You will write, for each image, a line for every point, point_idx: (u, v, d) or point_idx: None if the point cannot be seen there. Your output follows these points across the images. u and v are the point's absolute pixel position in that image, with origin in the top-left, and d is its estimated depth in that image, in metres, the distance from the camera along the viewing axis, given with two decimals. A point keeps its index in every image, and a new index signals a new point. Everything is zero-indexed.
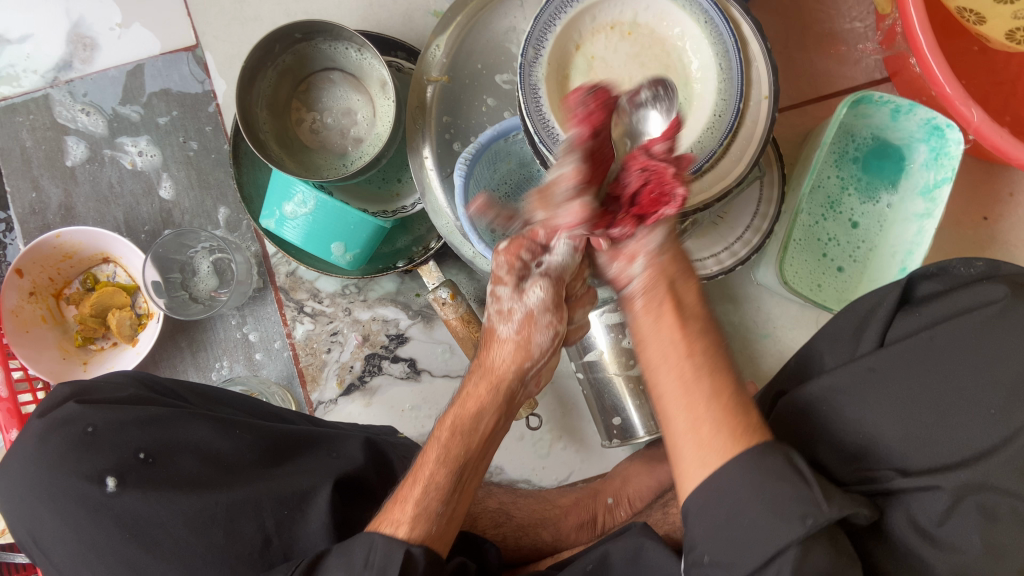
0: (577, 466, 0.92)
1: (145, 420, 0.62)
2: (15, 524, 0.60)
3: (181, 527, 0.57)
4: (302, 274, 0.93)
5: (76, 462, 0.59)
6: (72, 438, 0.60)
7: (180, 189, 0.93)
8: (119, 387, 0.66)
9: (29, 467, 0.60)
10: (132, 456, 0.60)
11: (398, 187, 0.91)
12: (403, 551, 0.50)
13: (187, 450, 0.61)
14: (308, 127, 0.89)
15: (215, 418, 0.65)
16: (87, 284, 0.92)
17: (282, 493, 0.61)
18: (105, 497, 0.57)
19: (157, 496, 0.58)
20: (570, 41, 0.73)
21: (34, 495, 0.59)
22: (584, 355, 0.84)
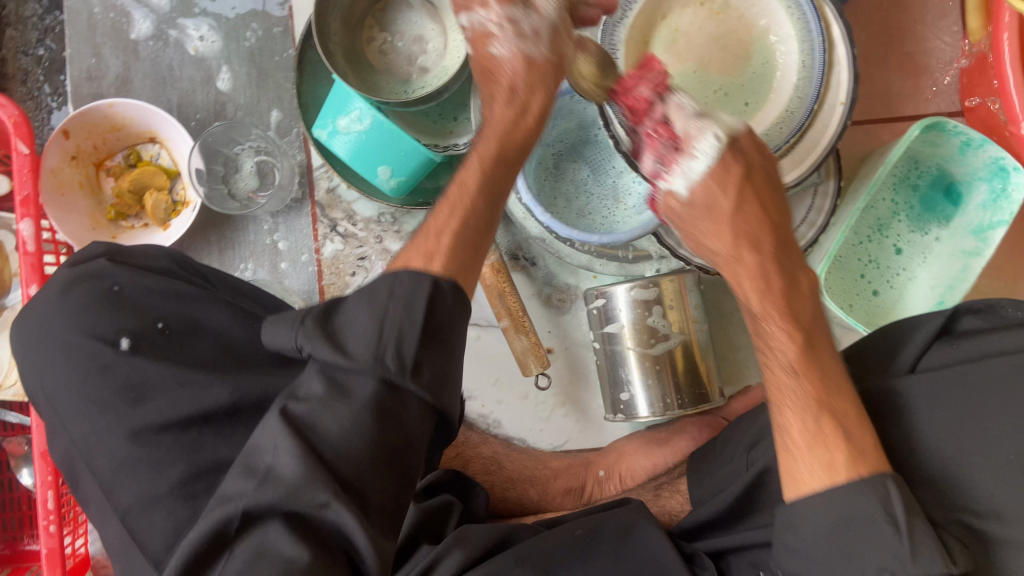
0: (573, 435, 0.92)
1: (170, 294, 0.62)
2: (27, 370, 0.60)
3: (185, 393, 0.57)
4: (340, 193, 0.92)
5: (96, 317, 0.59)
6: (97, 293, 0.61)
7: (238, 84, 0.92)
8: (152, 258, 0.66)
9: (53, 312, 0.60)
10: (150, 324, 0.60)
11: (453, 126, 0.90)
12: (431, 285, 0.51)
13: (204, 331, 0.61)
14: (376, 46, 0.87)
15: (236, 307, 0.64)
16: (130, 161, 0.91)
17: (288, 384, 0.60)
18: (118, 355, 0.58)
19: (168, 365, 0.58)
20: (657, 10, 0.72)
21: (51, 343, 0.59)
22: (605, 325, 0.83)
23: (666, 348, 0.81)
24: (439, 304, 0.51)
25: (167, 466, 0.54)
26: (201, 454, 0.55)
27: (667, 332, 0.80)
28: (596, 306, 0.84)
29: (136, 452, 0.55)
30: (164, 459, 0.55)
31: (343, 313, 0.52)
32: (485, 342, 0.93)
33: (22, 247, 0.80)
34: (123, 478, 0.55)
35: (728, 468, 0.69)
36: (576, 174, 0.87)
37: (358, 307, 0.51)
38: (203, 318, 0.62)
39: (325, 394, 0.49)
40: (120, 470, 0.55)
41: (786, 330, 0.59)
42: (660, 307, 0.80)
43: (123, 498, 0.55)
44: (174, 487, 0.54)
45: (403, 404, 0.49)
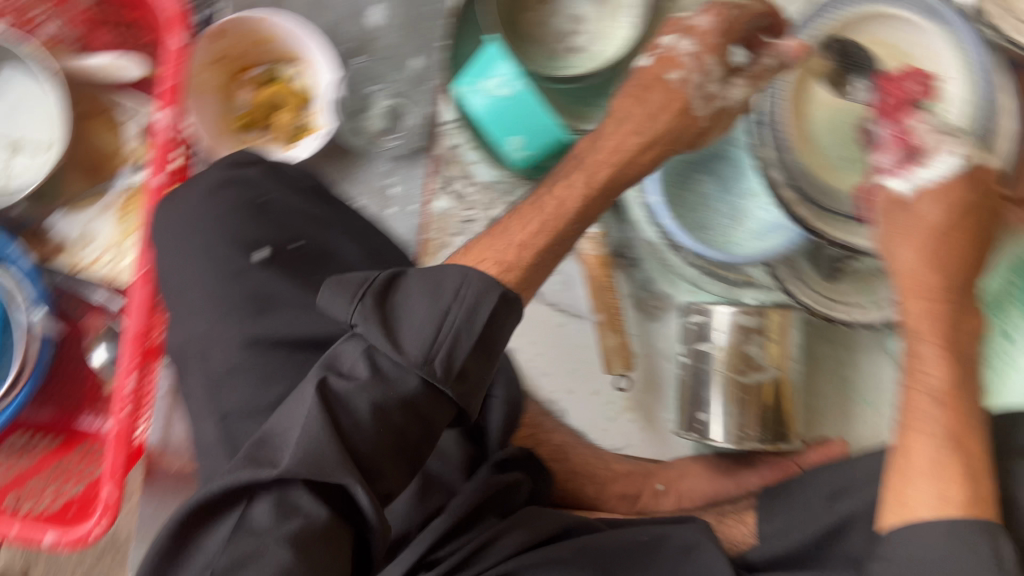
0: (635, 442, 0.92)
1: (311, 217, 0.63)
2: (162, 258, 0.62)
3: (308, 316, 0.57)
4: (462, 153, 0.92)
5: (239, 222, 0.60)
6: (244, 200, 0.61)
7: (390, 22, 0.92)
8: (299, 175, 0.66)
9: (198, 206, 0.61)
10: (287, 241, 0.60)
11: (587, 111, 0.86)
12: (497, 298, 0.51)
13: (336, 260, 0.61)
14: (537, 16, 0.86)
15: (370, 244, 0.64)
16: (269, 76, 0.91)
17: None
18: (251, 263, 0.58)
19: (298, 285, 0.58)
20: (831, 46, 0.75)
21: (190, 238, 0.60)
22: (698, 343, 0.82)
23: (757, 380, 0.80)
24: (501, 316, 0.51)
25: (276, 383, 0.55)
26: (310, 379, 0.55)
27: (763, 364, 0.80)
28: (694, 321, 0.83)
29: (253, 361, 0.56)
30: (274, 376, 0.55)
31: (403, 293, 0.51)
32: (569, 331, 0.92)
33: (155, 135, 0.81)
34: (233, 381, 0.56)
35: (802, 510, 0.69)
36: (701, 187, 0.86)
37: (418, 295, 0.50)
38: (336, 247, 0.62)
39: (368, 378, 0.49)
40: (233, 373, 0.56)
41: (937, 357, 0.62)
42: (761, 339, 0.79)
43: (230, 400, 0.56)
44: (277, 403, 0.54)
45: (435, 401, 0.50)
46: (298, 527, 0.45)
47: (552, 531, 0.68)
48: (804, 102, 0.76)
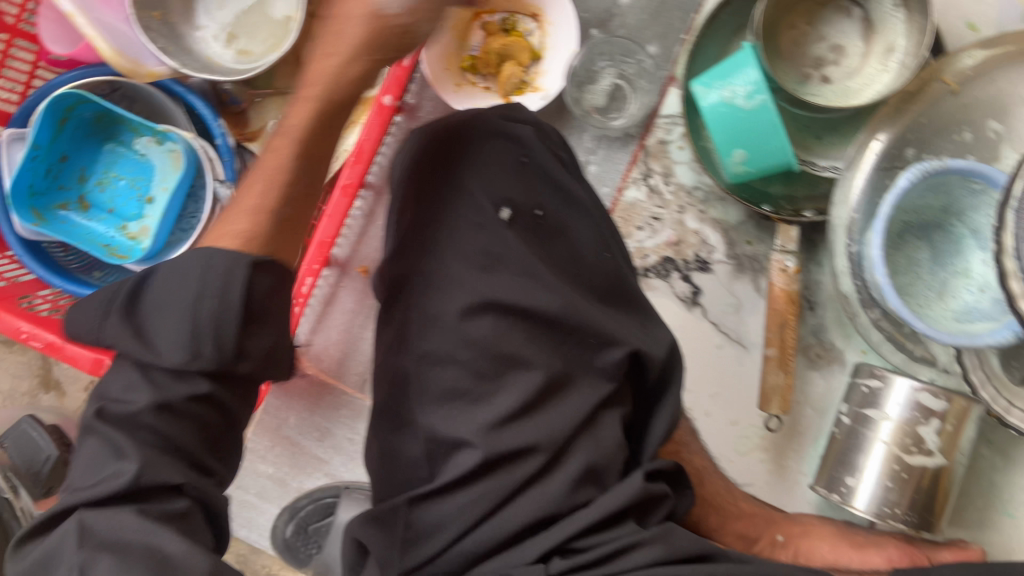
0: (759, 483, 0.90)
1: (560, 192, 0.65)
2: (407, 186, 0.65)
3: (526, 287, 0.59)
4: (670, 149, 0.90)
5: (494, 176, 0.63)
6: (507, 158, 0.64)
7: (636, 3, 0.90)
8: (557, 142, 0.67)
9: (462, 147, 0.65)
10: (531, 207, 0.63)
11: (812, 144, 0.87)
12: (247, 267, 0.55)
13: (570, 239, 0.64)
14: (795, 34, 0.84)
15: (604, 232, 0.65)
16: (506, 24, 0.91)
17: (604, 323, 0.60)
18: (495, 219, 0.62)
19: (526, 252, 0.61)
20: None
21: (447, 176, 0.64)
22: (864, 407, 0.80)
23: (922, 463, 0.77)
24: (256, 284, 0.55)
25: (475, 343, 0.58)
26: (505, 343, 0.58)
27: (933, 449, 0.77)
28: (868, 385, 0.81)
29: (462, 319, 0.59)
30: (477, 337, 0.58)
31: (148, 300, 0.55)
32: (724, 355, 0.90)
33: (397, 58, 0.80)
34: (435, 325, 0.60)
35: None
36: (913, 252, 0.82)
37: (161, 379, 0.53)
38: (570, 226, 0.64)
39: (145, 397, 0.52)
40: (439, 318, 0.60)
41: None
42: (938, 422, 0.77)
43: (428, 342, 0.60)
44: (471, 359, 0.58)
45: (207, 398, 0.54)
46: (138, 547, 0.46)
47: (686, 554, 0.53)
48: None
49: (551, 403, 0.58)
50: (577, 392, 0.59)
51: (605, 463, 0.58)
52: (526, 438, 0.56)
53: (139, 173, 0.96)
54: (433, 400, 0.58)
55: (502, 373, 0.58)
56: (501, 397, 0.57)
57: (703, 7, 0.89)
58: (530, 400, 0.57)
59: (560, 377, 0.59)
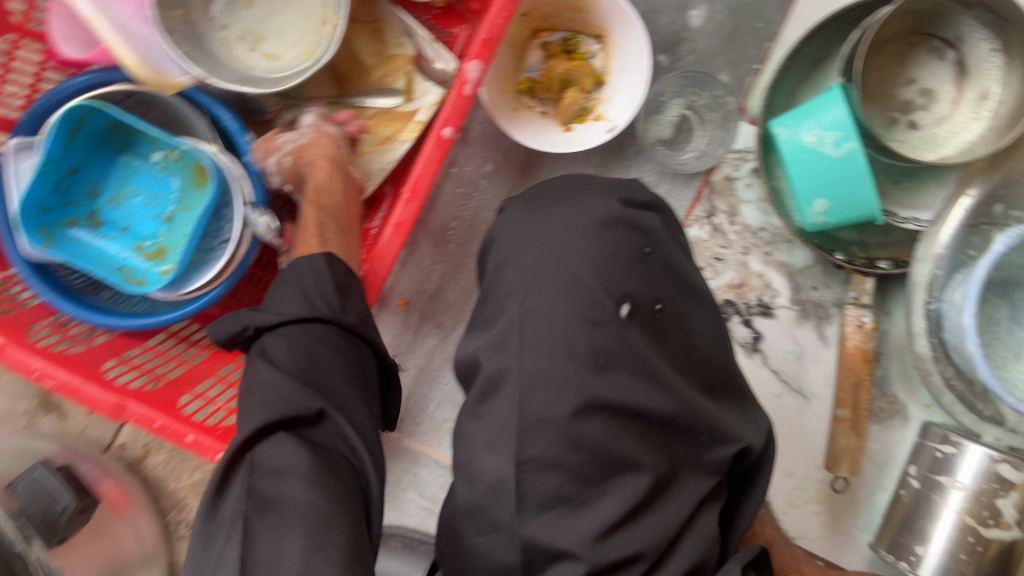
0: (811, 536, 0.86)
1: (681, 282, 0.60)
2: (511, 265, 0.58)
3: (641, 388, 0.55)
4: (737, 187, 0.85)
5: (614, 269, 0.56)
6: (631, 246, 0.58)
7: (707, 28, 0.84)
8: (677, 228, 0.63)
9: (578, 229, 0.57)
10: (651, 302, 0.57)
11: (888, 189, 0.82)
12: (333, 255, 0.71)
13: (684, 331, 0.60)
14: (883, 75, 0.78)
15: (715, 322, 0.62)
16: (567, 45, 0.84)
17: (715, 423, 0.59)
18: (614, 318, 0.55)
19: (644, 350, 0.55)
20: None
21: (560, 264, 0.56)
22: (936, 473, 0.78)
23: (998, 536, 0.74)
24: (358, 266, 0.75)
25: (584, 448, 0.53)
26: (617, 446, 0.54)
27: (1011, 522, 0.73)
28: (941, 450, 0.78)
29: (573, 423, 0.53)
30: (587, 440, 0.53)
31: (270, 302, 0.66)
32: (783, 404, 0.86)
33: (460, 85, 0.73)
34: (539, 430, 0.53)
35: None
36: (993, 310, 0.78)
37: (291, 331, 0.62)
38: (685, 316, 0.60)
39: (280, 355, 0.60)
40: (545, 421, 0.53)
41: None
42: (1016, 494, 0.73)
43: (529, 449, 0.53)
44: (578, 467, 0.53)
45: (358, 347, 0.65)
46: (299, 467, 0.52)
47: None
48: None
49: (655, 506, 0.56)
50: (683, 489, 0.58)
51: (702, 562, 0.58)
52: (633, 546, 0.54)
53: (157, 189, 0.87)
54: (532, 511, 0.53)
55: (608, 477, 0.54)
56: (606, 504, 0.54)
57: (779, 35, 0.83)
58: (635, 507, 0.54)
59: (667, 476, 0.57)
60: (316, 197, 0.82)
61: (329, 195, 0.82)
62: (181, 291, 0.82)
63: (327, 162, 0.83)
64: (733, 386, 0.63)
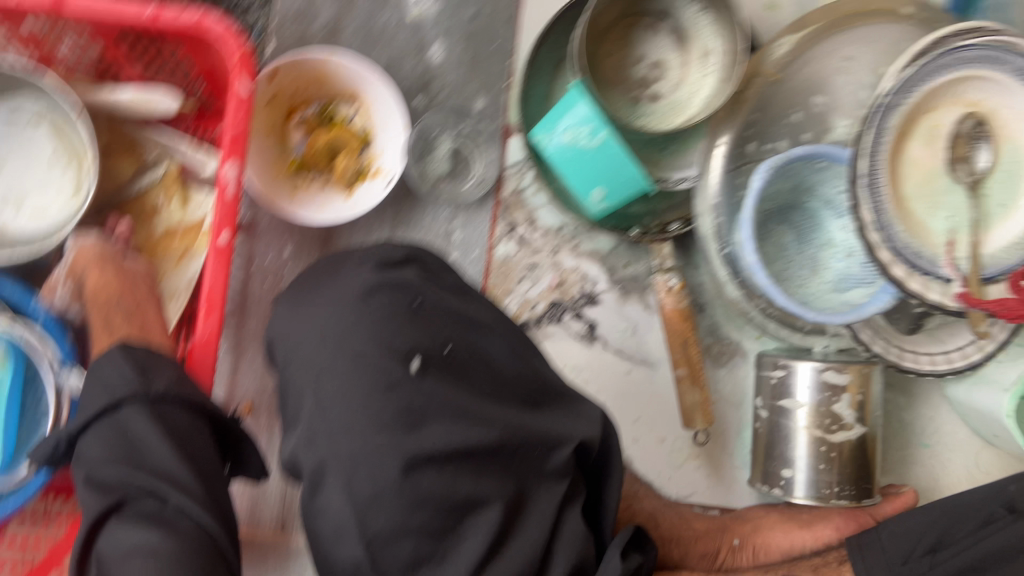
0: (700, 489, 0.91)
1: (464, 320, 0.62)
2: (298, 365, 0.59)
3: (457, 429, 0.56)
4: (527, 197, 0.89)
5: (392, 331, 0.58)
6: (400, 304, 0.60)
7: (450, 61, 0.87)
8: (442, 270, 0.65)
9: (347, 308, 0.59)
10: (439, 347, 0.59)
11: (659, 156, 0.87)
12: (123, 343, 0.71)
13: (483, 363, 0.61)
14: (614, 60, 0.84)
15: (511, 340, 0.64)
16: (324, 115, 0.85)
17: (544, 430, 0.60)
18: (407, 376, 0.57)
19: (447, 394, 0.57)
20: (925, 106, 0.74)
21: (340, 345, 0.58)
22: (778, 399, 0.83)
23: (845, 437, 0.80)
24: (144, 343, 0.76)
25: (424, 505, 0.54)
26: (456, 490, 0.55)
27: (850, 422, 0.80)
28: (775, 376, 0.83)
29: (404, 487, 0.54)
30: (424, 497, 0.54)
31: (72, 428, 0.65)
32: (635, 378, 0.91)
33: (221, 190, 0.73)
34: (377, 505, 0.54)
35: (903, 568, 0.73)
36: (779, 238, 0.86)
37: (102, 423, 0.63)
38: (479, 347, 0.62)
39: (96, 452, 0.61)
40: (378, 496, 0.54)
41: None
42: (847, 396, 0.80)
43: (375, 526, 0.54)
44: (425, 525, 0.54)
45: (181, 407, 0.66)
46: (132, 552, 0.55)
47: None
48: (902, 163, 0.75)
49: (517, 529, 0.57)
50: (538, 505, 0.59)
51: (583, 559, 0.59)
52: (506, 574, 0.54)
53: None
54: None
55: (460, 521, 0.55)
56: (467, 546, 0.55)
57: (517, 48, 0.87)
58: (495, 538, 0.55)
59: (517, 499, 0.57)
60: (97, 299, 0.81)
61: (114, 292, 0.81)
62: (15, 479, 0.76)
63: (97, 264, 0.82)
64: (559, 391, 0.65)
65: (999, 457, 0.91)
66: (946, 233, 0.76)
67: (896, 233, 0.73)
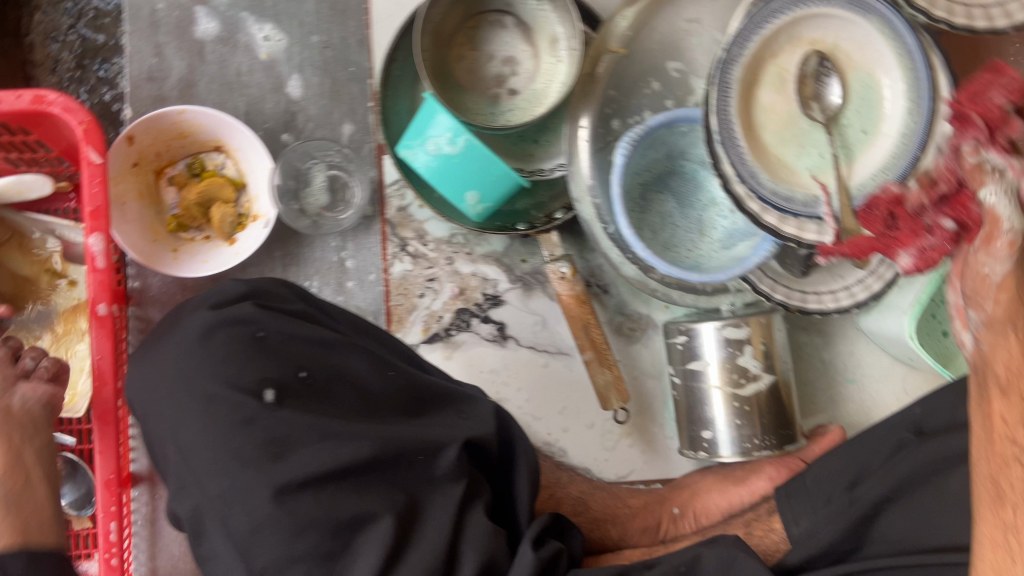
0: (639, 466, 0.91)
1: (314, 340, 0.61)
2: (158, 420, 0.59)
3: (326, 448, 0.54)
4: (412, 213, 0.89)
5: (238, 366, 0.58)
6: (241, 339, 0.59)
7: (310, 93, 0.87)
8: (287, 300, 0.65)
9: (190, 355, 0.59)
10: (292, 373, 0.59)
11: (533, 149, 0.88)
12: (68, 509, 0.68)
13: (344, 382, 0.60)
14: (465, 63, 0.84)
15: (372, 353, 0.63)
16: (193, 169, 0.85)
17: (423, 437, 0.59)
18: (262, 408, 0.56)
19: (307, 418, 0.56)
20: (767, 50, 0.75)
21: (188, 393, 0.58)
22: (688, 362, 0.83)
23: (756, 389, 0.80)
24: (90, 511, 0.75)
25: (307, 530, 0.52)
26: (338, 510, 0.53)
27: (758, 373, 0.80)
28: (680, 342, 0.83)
29: (280, 516, 0.52)
30: (305, 522, 0.52)
31: None
32: (553, 370, 0.91)
33: (90, 263, 0.74)
34: (258, 540, 0.52)
35: (824, 509, 0.73)
36: (661, 206, 0.86)
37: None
38: (338, 365, 0.61)
39: None
40: (255, 531, 0.52)
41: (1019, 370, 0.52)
42: (750, 347, 0.80)
43: (259, 561, 0.52)
44: (313, 551, 0.52)
45: None
46: None
47: None
48: (753, 110, 0.76)
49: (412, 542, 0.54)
50: (433, 512, 0.57)
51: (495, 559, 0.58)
52: None
53: None
54: None
55: (350, 540, 0.53)
56: (362, 563, 0.52)
57: (374, 69, 0.88)
58: (391, 550, 0.53)
59: (411, 508, 0.56)
60: None
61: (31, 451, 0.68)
62: None
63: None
64: (437, 392, 0.64)
65: (926, 376, 0.92)
66: (810, 171, 0.76)
67: (758, 179, 0.74)
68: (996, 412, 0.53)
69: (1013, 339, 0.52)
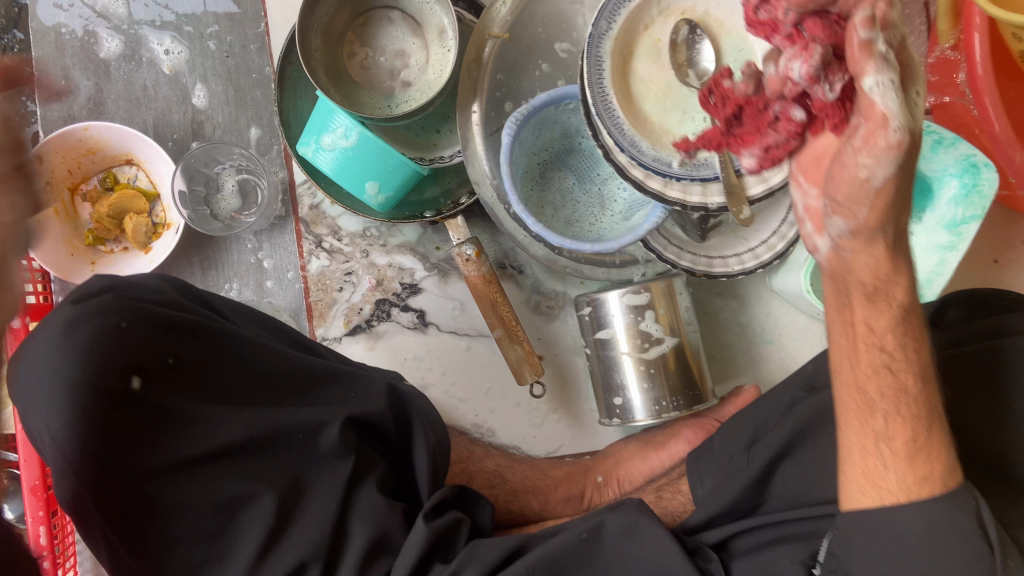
0: (567, 440, 0.93)
1: (181, 326, 0.60)
2: (20, 408, 0.58)
3: (200, 435, 0.58)
4: (324, 210, 0.92)
5: (96, 354, 0.56)
6: (103, 329, 0.57)
7: (215, 102, 0.90)
8: (154, 286, 0.63)
9: (42, 344, 0.57)
10: (160, 360, 0.59)
11: (436, 139, 0.91)
12: None
13: (219, 368, 0.61)
14: (358, 61, 0.87)
15: (248, 336, 0.63)
16: (106, 184, 0.89)
17: (300, 420, 0.61)
18: (129, 397, 0.57)
19: (180, 406, 0.58)
20: (639, 23, 0.76)
21: (42, 379, 0.56)
22: (596, 332, 0.84)
23: (660, 352, 0.82)
24: None
25: (185, 511, 0.56)
26: (216, 491, 0.57)
27: (660, 336, 0.82)
28: (586, 313, 0.85)
29: (158, 499, 0.56)
30: (183, 504, 0.56)
31: None
32: (476, 352, 0.93)
33: None
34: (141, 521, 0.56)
35: (724, 467, 0.74)
36: (561, 182, 0.89)
37: None
38: (212, 350, 0.61)
39: None
40: None
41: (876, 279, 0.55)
42: (651, 312, 0.82)
43: None
44: (193, 529, 0.57)
45: None
46: None
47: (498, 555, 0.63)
48: (629, 81, 0.76)
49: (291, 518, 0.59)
50: (316, 489, 0.61)
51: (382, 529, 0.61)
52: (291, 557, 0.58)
53: None
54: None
55: (231, 518, 0.58)
56: (244, 538, 0.58)
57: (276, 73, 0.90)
58: (268, 527, 0.58)
59: (293, 486, 0.60)
60: None
61: None
62: None
63: None
64: (318, 372, 0.66)
65: None
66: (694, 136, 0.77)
67: (638, 147, 0.74)
68: (862, 319, 0.56)
69: (878, 246, 0.53)
